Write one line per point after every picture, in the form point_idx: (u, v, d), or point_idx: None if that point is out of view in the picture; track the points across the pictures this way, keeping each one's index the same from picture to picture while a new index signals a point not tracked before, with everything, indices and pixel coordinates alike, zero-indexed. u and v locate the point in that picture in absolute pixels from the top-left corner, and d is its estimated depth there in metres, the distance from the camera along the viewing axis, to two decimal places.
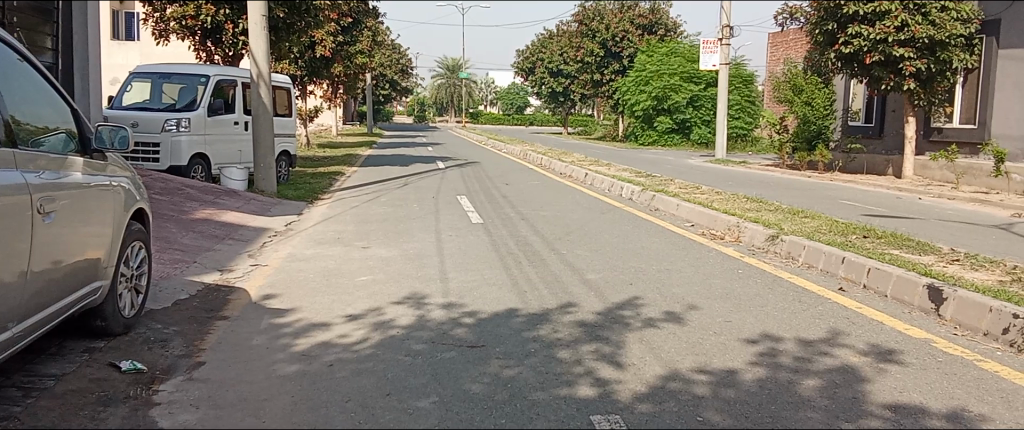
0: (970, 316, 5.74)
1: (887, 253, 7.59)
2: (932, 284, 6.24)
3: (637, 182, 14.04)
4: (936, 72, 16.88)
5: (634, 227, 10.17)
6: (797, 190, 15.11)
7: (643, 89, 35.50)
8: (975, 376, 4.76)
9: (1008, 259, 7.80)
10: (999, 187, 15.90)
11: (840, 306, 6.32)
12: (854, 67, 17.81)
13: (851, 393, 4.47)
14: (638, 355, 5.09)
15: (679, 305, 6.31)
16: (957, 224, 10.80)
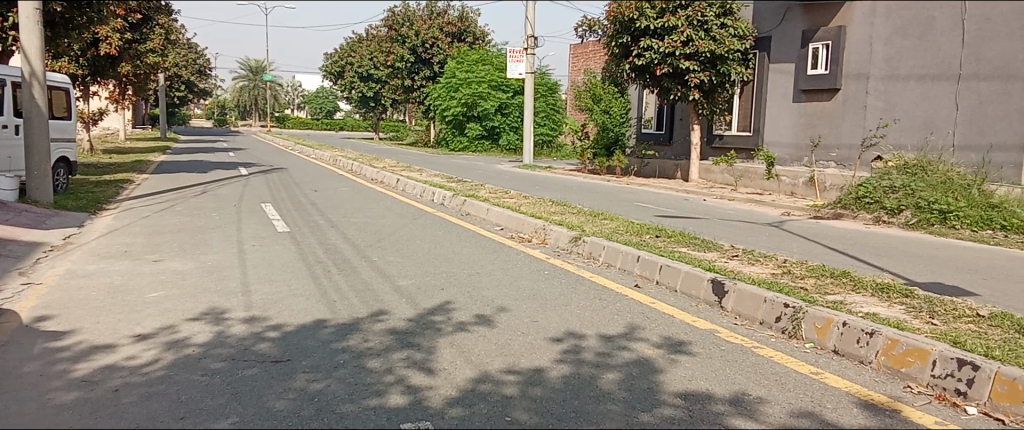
0: (748, 306, 6.30)
1: (676, 251, 8.17)
2: (715, 279, 6.78)
3: (448, 187, 14.16)
4: (717, 84, 18.58)
5: (445, 232, 10.24)
6: (597, 194, 15.91)
7: (453, 95, 35.90)
8: (752, 362, 5.23)
9: (780, 253, 8.64)
10: (771, 189, 17.77)
11: (636, 302, 6.71)
12: (646, 77, 19.11)
13: (647, 384, 4.76)
14: (449, 359, 5.11)
15: (488, 308, 6.42)
16: (736, 223, 11.84)
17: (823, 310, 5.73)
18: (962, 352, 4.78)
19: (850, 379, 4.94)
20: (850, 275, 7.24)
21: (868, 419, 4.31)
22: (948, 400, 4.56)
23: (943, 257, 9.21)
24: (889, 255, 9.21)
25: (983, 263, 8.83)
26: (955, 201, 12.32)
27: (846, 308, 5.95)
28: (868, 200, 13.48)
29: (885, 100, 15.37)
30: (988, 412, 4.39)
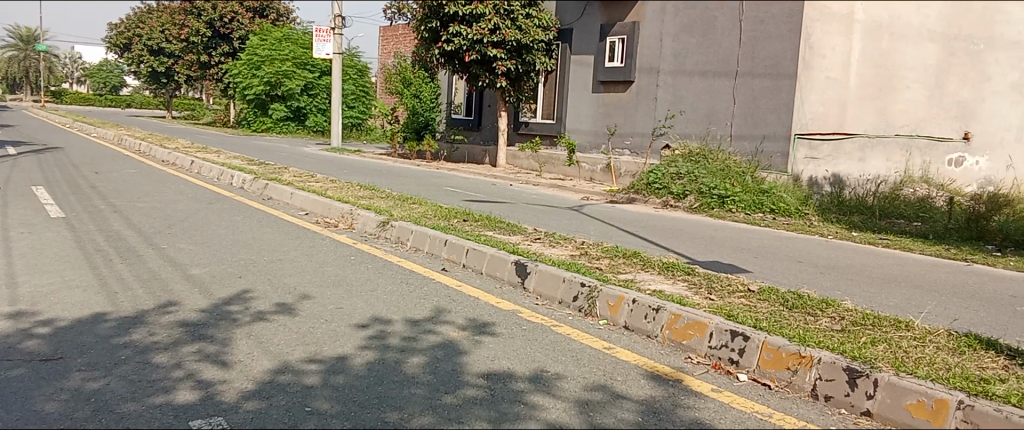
0: (548, 287, 6.55)
1: (482, 235, 8.32)
2: (519, 261, 6.97)
3: (248, 170, 13.49)
4: (522, 72, 19.12)
5: (244, 217, 9.73)
6: (406, 178, 15.82)
7: (255, 73, 34.28)
8: (552, 340, 5.44)
9: (579, 235, 9.06)
10: (572, 175, 18.48)
11: (442, 285, 6.76)
12: (456, 62, 19.22)
13: (451, 366, 4.81)
14: (245, 351, 4.87)
15: (291, 296, 6.19)
16: (540, 207, 12.23)
17: (615, 289, 6.08)
18: (736, 324, 5.25)
19: (638, 353, 5.27)
20: (640, 255, 7.73)
21: (654, 389, 4.63)
22: (723, 369, 5.00)
23: (721, 238, 10.09)
24: (676, 236, 9.95)
25: (755, 243, 9.77)
26: (731, 186, 13.52)
27: (636, 286, 6.35)
28: (657, 185, 14.46)
29: (673, 93, 16.49)
30: (757, 378, 4.85)
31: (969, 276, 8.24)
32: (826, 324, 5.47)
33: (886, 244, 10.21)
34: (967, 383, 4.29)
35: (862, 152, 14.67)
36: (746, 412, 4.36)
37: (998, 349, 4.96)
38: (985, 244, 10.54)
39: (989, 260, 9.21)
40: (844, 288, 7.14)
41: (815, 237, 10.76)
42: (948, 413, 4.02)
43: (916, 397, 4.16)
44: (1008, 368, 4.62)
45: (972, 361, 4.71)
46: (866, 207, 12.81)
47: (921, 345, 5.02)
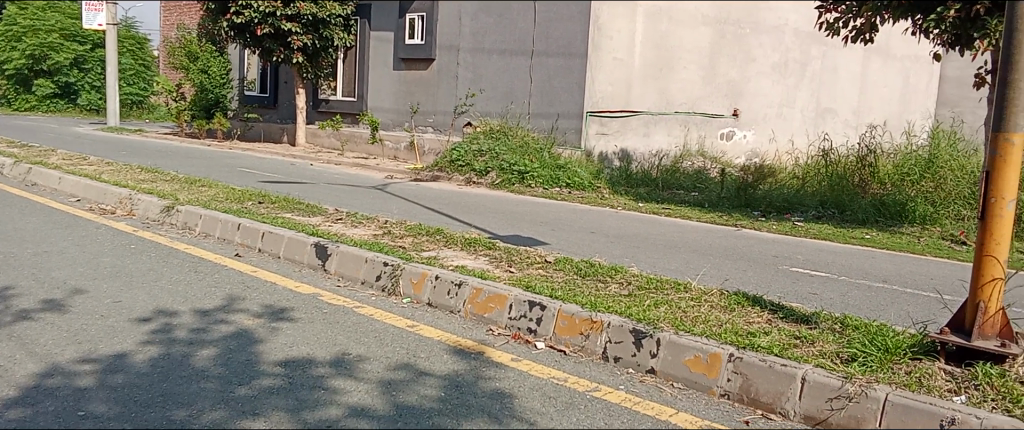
0: (350, 267, 6.42)
1: (279, 217, 7.98)
2: (318, 243, 6.77)
3: (7, 153, 12.01)
4: (320, 48, 18.51)
5: (2, 205, 8.67)
6: (195, 159, 14.81)
7: (14, 45, 30.58)
8: (353, 322, 5.34)
9: (381, 214, 8.94)
10: (375, 153, 18.20)
11: (235, 271, 6.42)
12: (246, 37, 18.18)
13: (245, 356, 4.58)
14: (5, 355, 4.36)
15: (60, 292, 5.60)
16: (341, 187, 11.93)
17: (418, 266, 6.07)
18: (532, 295, 5.43)
19: (441, 328, 5.32)
20: (443, 232, 7.77)
21: (455, 363, 4.69)
22: (522, 338, 5.17)
23: (521, 212, 10.38)
24: (477, 212, 10.09)
25: (554, 216, 10.14)
26: (530, 163, 13.94)
27: (439, 263, 6.38)
28: (460, 162, 14.60)
29: (473, 71, 16.69)
30: (553, 345, 5.06)
31: (739, 239, 9.09)
32: (615, 289, 5.80)
33: (669, 214, 10.99)
34: (736, 337, 4.71)
35: (646, 128, 15.74)
36: (543, 378, 4.53)
37: (761, 305, 5.51)
38: (752, 210, 11.66)
39: (756, 225, 10.19)
40: (633, 256, 7.61)
41: (606, 209, 11.36)
42: (721, 366, 4.40)
43: (693, 353, 4.52)
44: (770, 322, 5.13)
45: (740, 317, 5.19)
46: (652, 179, 13.72)
47: (698, 304, 5.46)
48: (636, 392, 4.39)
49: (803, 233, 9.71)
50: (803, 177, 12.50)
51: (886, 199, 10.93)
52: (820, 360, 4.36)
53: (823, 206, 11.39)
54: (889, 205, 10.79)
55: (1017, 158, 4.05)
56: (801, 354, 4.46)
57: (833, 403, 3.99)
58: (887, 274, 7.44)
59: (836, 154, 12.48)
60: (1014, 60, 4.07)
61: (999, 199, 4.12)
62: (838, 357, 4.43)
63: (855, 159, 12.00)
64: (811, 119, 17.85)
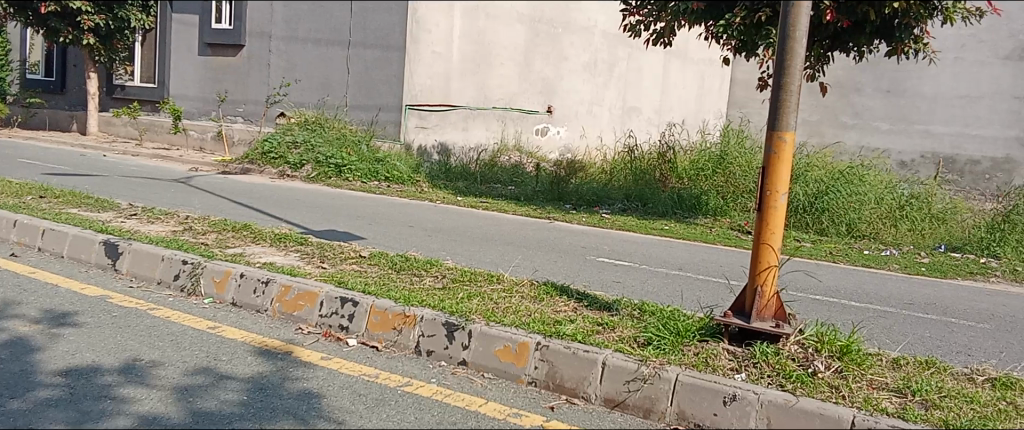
0: (144, 267, 5.97)
1: (63, 212, 7.28)
2: (108, 241, 6.23)
3: None
4: (114, 29, 17.00)
5: None
6: None
7: None
8: (147, 325, 4.97)
9: (182, 210, 8.39)
10: (178, 144, 17.02)
11: (10, 273, 5.78)
12: (28, 15, 16.37)
13: (18, 367, 4.14)
14: None
15: None
16: (138, 179, 11.09)
17: (220, 264, 5.75)
18: (344, 291, 5.31)
19: (246, 329, 5.07)
20: (250, 227, 7.42)
21: (261, 365, 4.49)
22: (333, 336, 5.04)
23: (336, 206, 10.13)
24: (289, 206, 9.75)
25: (370, 210, 10.00)
26: (347, 156, 13.67)
27: (244, 260, 6.08)
28: (272, 155, 14.02)
29: (286, 60, 16.10)
30: (365, 341, 4.99)
31: (551, 231, 9.40)
32: (429, 282, 5.82)
33: (485, 207, 11.15)
34: (543, 326, 4.86)
35: (465, 122, 15.84)
36: (353, 375, 4.45)
37: (569, 294, 5.72)
38: (564, 203, 12.12)
39: (567, 218, 10.58)
40: (448, 249, 7.67)
41: (424, 203, 11.34)
42: (529, 355, 4.53)
43: (503, 344, 4.62)
44: (576, 310, 5.34)
45: (548, 306, 5.37)
46: (469, 174, 13.90)
47: (509, 295, 5.59)
48: (447, 385, 4.41)
49: (609, 225, 10.22)
50: (610, 172, 13.15)
51: (683, 193, 11.71)
52: (619, 345, 4.60)
53: (628, 199, 12.06)
54: (686, 198, 11.57)
55: (787, 154, 4.47)
56: (602, 340, 4.68)
57: (630, 385, 4.22)
58: (683, 262, 7.98)
59: (640, 150, 13.22)
60: (788, 64, 4.46)
61: (773, 192, 4.53)
62: (637, 342, 4.70)
63: (657, 155, 12.80)
64: (618, 117, 18.81)
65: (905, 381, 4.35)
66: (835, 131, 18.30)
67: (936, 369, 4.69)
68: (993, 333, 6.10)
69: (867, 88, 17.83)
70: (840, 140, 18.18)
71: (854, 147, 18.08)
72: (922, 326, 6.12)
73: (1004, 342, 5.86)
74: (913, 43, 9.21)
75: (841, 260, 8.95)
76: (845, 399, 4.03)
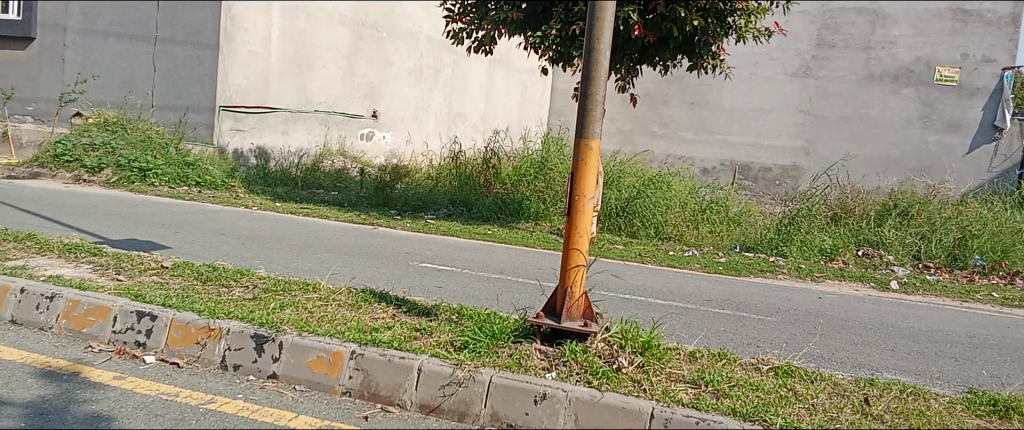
0: None
1: None
2: None
3: None
4: None
5: None
6: None
7: None
8: None
9: None
10: None
11: None
12: None
13: None
14: None
15: None
16: None
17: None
18: (142, 304, 4.96)
19: (27, 349, 4.62)
20: (36, 237, 6.76)
21: (43, 388, 4.09)
22: (128, 353, 4.70)
23: (141, 213, 9.44)
24: (86, 213, 8.99)
25: (179, 218, 9.41)
26: (153, 159, 12.85)
27: (27, 273, 5.54)
28: (66, 157, 12.78)
29: (83, 55, 14.97)
30: (165, 358, 4.67)
31: (374, 237, 9.30)
32: (238, 294, 5.53)
33: (306, 213, 10.82)
34: (359, 334, 4.77)
35: (285, 125, 15.32)
36: (150, 395, 4.15)
37: (387, 301, 5.67)
38: (389, 209, 12.02)
39: (391, 223, 10.50)
40: (263, 257, 7.38)
41: (239, 209, 10.85)
42: (342, 364, 4.43)
43: (316, 354, 4.49)
44: (394, 316, 5.30)
45: (366, 314, 5.28)
46: (289, 179, 13.50)
47: (324, 304, 5.44)
48: (255, 400, 4.22)
49: (433, 230, 10.24)
50: (436, 178, 13.22)
51: (505, 198, 11.97)
52: (435, 351, 4.60)
53: (452, 205, 12.20)
54: (508, 203, 11.86)
55: (593, 161, 4.68)
56: (418, 346, 4.66)
57: (445, 389, 4.24)
58: (503, 266, 8.14)
59: (464, 156, 13.35)
60: (593, 75, 4.68)
61: (580, 196, 4.72)
62: (452, 346, 4.73)
63: (481, 161, 12.99)
64: (443, 123, 18.87)
65: (699, 373, 4.68)
66: (646, 139, 19.45)
67: (727, 360, 5.08)
68: (778, 325, 6.70)
69: (675, 100, 19.06)
70: (650, 148, 19.33)
71: (663, 155, 19.29)
72: (717, 321, 6.61)
73: (786, 333, 6.46)
74: (712, 59, 9.96)
75: (648, 260, 9.51)
76: (646, 393, 4.26)
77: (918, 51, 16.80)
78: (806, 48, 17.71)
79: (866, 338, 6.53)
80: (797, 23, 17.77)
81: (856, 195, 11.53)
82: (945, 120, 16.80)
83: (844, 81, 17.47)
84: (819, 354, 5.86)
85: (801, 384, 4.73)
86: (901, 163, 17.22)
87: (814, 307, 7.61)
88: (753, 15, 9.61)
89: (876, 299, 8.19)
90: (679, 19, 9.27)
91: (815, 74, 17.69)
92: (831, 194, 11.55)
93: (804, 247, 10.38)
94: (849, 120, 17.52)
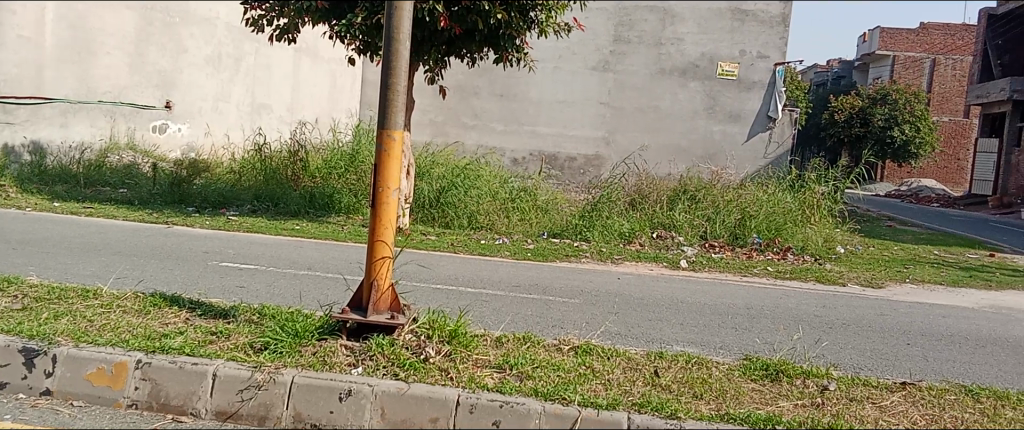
0: None
1: None
2: None
3: None
4: None
5: None
6: None
7: None
8: None
9: None
10: None
11: None
12: None
13: None
14: None
15: None
16: None
17: None
18: None
19: None
20: None
21: None
22: None
23: None
24: None
25: None
26: None
27: None
28: None
29: None
30: None
31: (169, 237, 8.71)
32: (3, 304, 4.98)
33: (90, 214, 9.93)
34: (147, 342, 4.44)
35: (64, 118, 14.57)
36: None
37: (180, 304, 5.33)
38: (186, 206, 11.34)
39: (188, 221, 9.88)
40: (37, 263, 6.69)
41: (9, 210, 9.77)
42: (127, 375, 4.13)
43: (95, 366, 4.15)
44: (187, 321, 4.99)
45: (154, 320, 4.93)
46: (71, 176, 12.36)
47: (106, 311, 5.02)
48: (25, 421, 3.84)
49: (235, 227, 9.75)
50: (239, 172, 12.64)
51: (314, 192, 11.66)
52: (233, 354, 4.38)
53: (257, 200, 11.72)
54: (318, 197, 11.56)
55: (396, 151, 4.64)
56: (214, 351, 4.41)
57: (242, 394, 4.06)
58: (311, 262, 7.91)
59: (270, 149, 12.83)
60: (394, 65, 4.64)
61: (384, 188, 4.66)
62: (252, 348, 4.53)
63: (288, 154, 12.55)
64: (246, 114, 17.92)
65: (504, 357, 4.79)
66: (457, 131, 19.65)
67: (530, 343, 5.25)
68: (580, 306, 7.03)
69: (484, 92, 19.38)
70: (461, 139, 19.56)
71: (475, 145, 19.57)
72: (523, 305, 6.82)
73: (587, 314, 6.78)
74: (516, 52, 10.24)
75: (459, 250, 9.63)
76: (452, 380, 4.30)
77: (702, 47, 18.15)
78: (604, 43, 18.61)
79: (658, 313, 7.01)
80: (595, 19, 18.62)
81: (652, 181, 12.26)
82: (726, 111, 18.30)
83: (639, 75, 18.55)
84: (616, 331, 6.21)
85: (598, 361, 4.99)
86: (689, 151, 18.59)
87: (612, 287, 8.05)
88: (553, 11, 10.00)
89: (669, 277, 8.84)
90: (484, 12, 9.44)
91: (613, 68, 18.67)
92: (629, 180, 12.22)
93: (605, 231, 10.98)
94: (643, 111, 18.65)
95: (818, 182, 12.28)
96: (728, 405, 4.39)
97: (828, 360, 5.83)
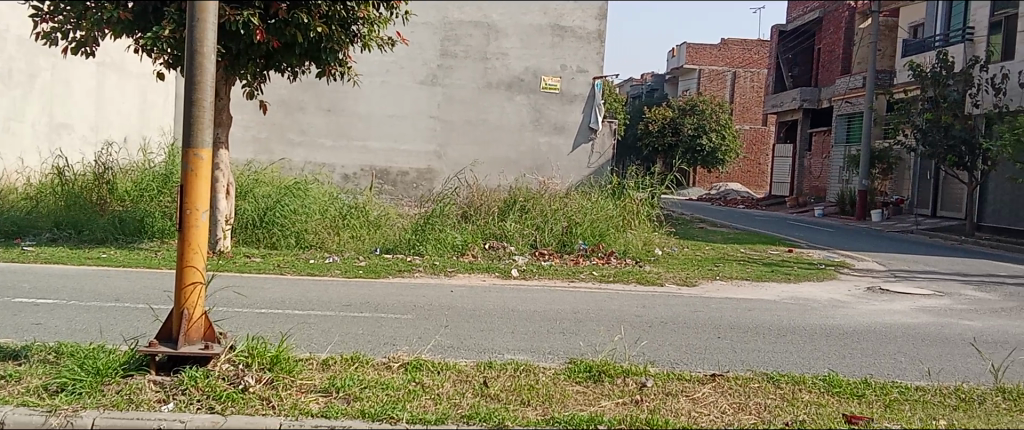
0: None
1: None
2: None
3: None
4: None
5: None
6: None
7: None
8: None
9: None
10: None
11: None
12: None
13: None
14: None
15: None
16: None
17: None
18: None
19: None
20: None
21: None
22: None
23: None
24: None
25: None
26: None
27: None
28: None
29: None
30: None
31: None
32: None
33: None
34: None
35: None
36: None
37: None
38: None
39: None
40: None
41: None
42: None
43: None
44: None
45: None
46: None
47: None
48: None
49: (29, 259, 8.87)
50: (36, 198, 11.61)
51: (123, 217, 10.87)
52: (23, 399, 4.01)
53: (57, 228, 10.76)
54: (128, 223, 10.76)
55: (205, 171, 4.44)
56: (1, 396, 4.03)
57: None
58: (120, 292, 7.38)
59: (71, 171, 11.91)
60: (199, 80, 4.43)
61: (193, 210, 4.43)
62: (45, 391, 4.14)
63: (92, 177, 11.69)
64: (44, 135, 16.50)
65: (331, 380, 4.66)
66: (284, 148, 19.03)
67: (359, 363, 5.16)
68: (413, 322, 6.99)
69: (310, 107, 18.91)
70: (288, 156, 18.98)
71: (302, 162, 19.03)
72: (355, 325, 6.70)
73: (420, 329, 6.77)
74: (339, 66, 10.09)
75: (287, 271, 9.30)
76: (274, 409, 4.14)
77: (526, 62, 18.67)
78: (431, 57, 18.70)
79: (489, 324, 7.11)
80: (421, 33, 18.64)
81: (482, 193, 12.44)
82: (551, 124, 18.91)
83: (466, 89, 18.79)
84: (448, 345, 6.24)
85: (428, 376, 4.98)
86: (518, 163, 19.00)
87: (444, 300, 8.07)
88: (375, 24, 9.94)
89: (500, 287, 9.00)
90: (302, 24, 9.20)
91: (441, 82, 18.82)
92: (459, 193, 12.34)
93: (438, 245, 11.03)
94: (472, 124, 18.88)
95: (636, 188, 12.96)
96: (554, 410, 4.52)
97: (647, 357, 6.16)
